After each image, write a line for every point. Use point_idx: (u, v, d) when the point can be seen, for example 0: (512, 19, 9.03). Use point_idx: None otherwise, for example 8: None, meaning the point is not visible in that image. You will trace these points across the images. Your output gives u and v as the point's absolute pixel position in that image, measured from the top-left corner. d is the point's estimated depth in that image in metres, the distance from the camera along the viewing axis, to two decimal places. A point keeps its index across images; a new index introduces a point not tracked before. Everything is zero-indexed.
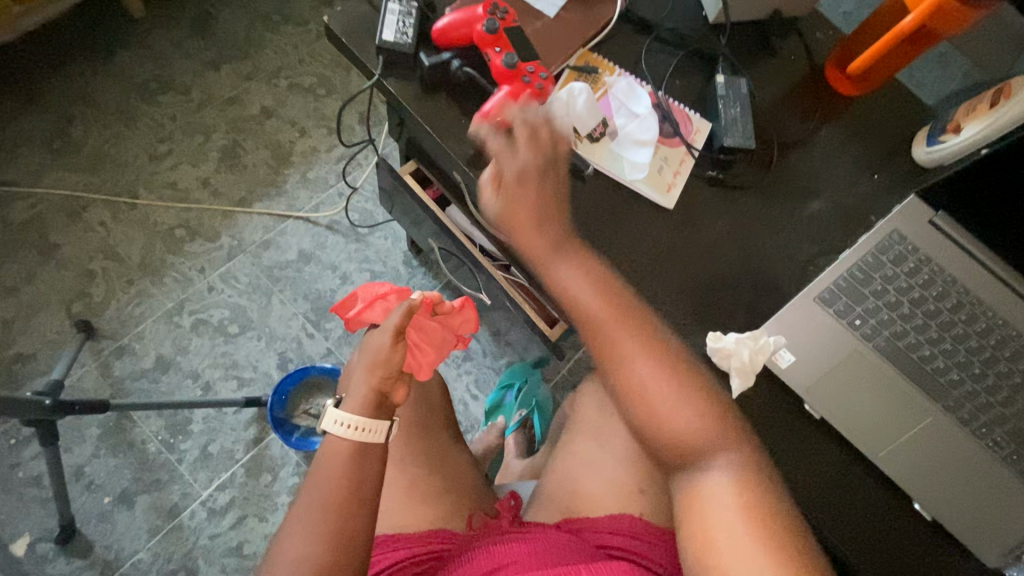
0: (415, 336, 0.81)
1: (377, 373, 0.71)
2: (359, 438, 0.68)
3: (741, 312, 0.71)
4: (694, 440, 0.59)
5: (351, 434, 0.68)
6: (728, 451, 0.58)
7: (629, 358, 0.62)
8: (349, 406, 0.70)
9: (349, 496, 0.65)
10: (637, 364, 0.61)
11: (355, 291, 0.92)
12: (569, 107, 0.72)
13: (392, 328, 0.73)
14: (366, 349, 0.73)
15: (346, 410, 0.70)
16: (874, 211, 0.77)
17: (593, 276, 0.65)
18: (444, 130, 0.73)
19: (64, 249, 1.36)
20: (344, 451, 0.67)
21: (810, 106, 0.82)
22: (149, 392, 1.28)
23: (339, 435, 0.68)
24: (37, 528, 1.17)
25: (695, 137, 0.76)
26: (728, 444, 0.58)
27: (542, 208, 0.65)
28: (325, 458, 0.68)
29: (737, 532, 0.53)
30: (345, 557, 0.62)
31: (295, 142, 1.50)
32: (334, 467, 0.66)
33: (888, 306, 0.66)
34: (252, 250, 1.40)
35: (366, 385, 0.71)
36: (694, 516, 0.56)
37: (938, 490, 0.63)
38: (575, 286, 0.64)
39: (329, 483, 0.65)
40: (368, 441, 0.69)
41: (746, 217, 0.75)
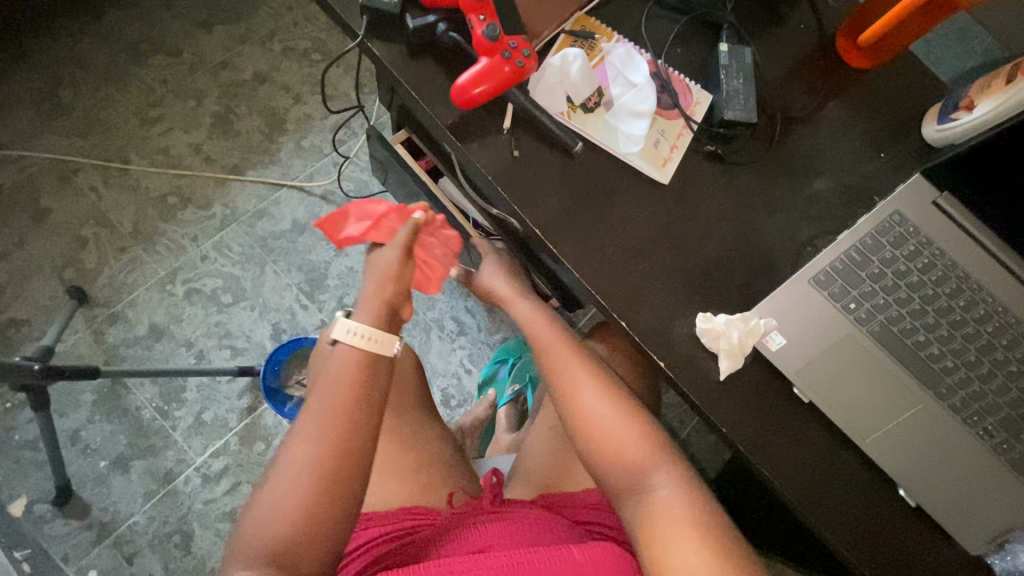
0: (419, 256, 0.79)
1: (388, 286, 0.72)
2: (368, 347, 0.66)
3: (735, 292, 0.69)
4: (629, 456, 0.68)
5: (361, 343, 0.66)
6: (659, 467, 0.67)
7: (572, 385, 0.72)
8: (360, 317, 0.69)
9: (355, 433, 0.61)
10: (581, 390, 0.72)
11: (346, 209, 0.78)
12: (562, 76, 0.69)
13: (400, 244, 0.74)
14: (374, 266, 0.73)
15: (356, 321, 0.68)
16: (878, 191, 0.74)
17: (547, 316, 0.79)
18: (433, 96, 0.70)
19: (55, 214, 1.34)
20: (354, 358, 0.65)
21: (818, 79, 0.78)
22: (143, 360, 1.28)
23: (350, 344, 0.66)
24: (35, 490, 1.20)
25: (694, 110, 0.73)
26: (659, 461, 0.67)
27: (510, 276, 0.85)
28: (335, 365, 0.65)
29: (683, 536, 0.61)
30: (340, 504, 0.60)
31: (289, 109, 1.46)
32: (344, 372, 0.64)
33: (885, 290, 0.64)
34: (246, 219, 1.38)
35: (377, 297, 0.71)
36: (640, 523, 0.64)
37: (926, 477, 0.63)
38: (532, 322, 0.79)
39: (342, 390, 0.63)
40: (377, 351, 0.67)
41: (745, 194, 0.72)
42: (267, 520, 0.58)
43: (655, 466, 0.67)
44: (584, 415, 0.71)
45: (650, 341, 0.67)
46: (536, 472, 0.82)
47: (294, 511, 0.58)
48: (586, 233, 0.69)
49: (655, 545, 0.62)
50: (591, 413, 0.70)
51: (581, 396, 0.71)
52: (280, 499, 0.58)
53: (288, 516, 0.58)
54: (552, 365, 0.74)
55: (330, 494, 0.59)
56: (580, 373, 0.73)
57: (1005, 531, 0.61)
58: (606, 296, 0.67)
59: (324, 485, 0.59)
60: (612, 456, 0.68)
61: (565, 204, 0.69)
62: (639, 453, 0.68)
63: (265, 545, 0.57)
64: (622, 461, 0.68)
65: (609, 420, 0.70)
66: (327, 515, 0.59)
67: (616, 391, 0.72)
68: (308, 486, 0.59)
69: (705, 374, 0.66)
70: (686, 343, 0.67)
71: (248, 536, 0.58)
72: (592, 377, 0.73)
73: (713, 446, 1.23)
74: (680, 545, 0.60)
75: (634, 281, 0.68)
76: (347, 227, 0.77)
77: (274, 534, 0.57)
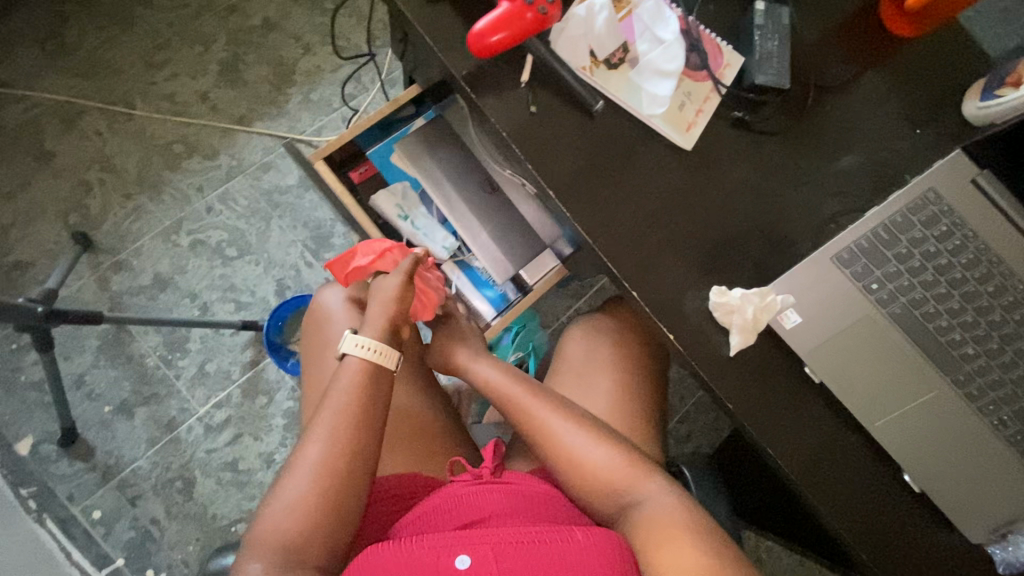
0: (418, 284, 0.86)
1: (391, 304, 0.79)
2: (374, 358, 0.74)
3: (750, 268, 0.66)
4: (614, 478, 0.71)
5: (369, 355, 0.74)
6: (644, 480, 0.70)
7: (543, 424, 0.75)
8: (368, 331, 0.76)
9: (363, 434, 0.70)
10: (554, 426, 0.74)
11: (355, 248, 0.89)
12: (587, 28, 0.65)
13: (403, 271, 0.81)
14: (377, 292, 0.80)
15: (365, 334, 0.76)
16: (910, 168, 0.70)
17: (505, 368, 0.83)
18: (447, 45, 0.66)
19: (59, 157, 1.32)
20: (362, 369, 0.73)
21: (856, 47, 0.73)
22: (147, 308, 1.28)
23: (359, 356, 0.74)
24: (40, 430, 1.22)
25: (724, 72, 0.69)
26: (643, 475, 0.71)
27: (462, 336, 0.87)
28: (345, 377, 0.73)
29: (682, 539, 0.62)
30: (348, 495, 0.67)
31: (299, 60, 1.41)
32: (351, 384, 0.72)
33: (911, 272, 0.62)
34: (252, 172, 1.35)
35: (384, 313, 0.78)
36: (639, 535, 0.65)
37: (933, 464, 0.62)
38: (492, 376, 0.82)
39: (349, 401, 0.71)
40: (384, 363, 0.75)
41: (768, 164, 0.69)
42: (280, 514, 0.65)
43: (637, 478, 0.71)
44: (563, 457, 0.73)
45: (658, 312, 0.65)
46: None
47: (302, 508, 0.65)
48: (603, 199, 0.66)
49: (655, 551, 0.63)
50: (569, 454, 0.73)
51: (556, 433, 0.73)
52: (292, 495, 0.66)
53: (298, 512, 0.65)
54: (520, 409, 0.76)
55: (335, 492, 0.67)
56: (549, 413, 0.75)
57: (1010, 522, 0.60)
58: (618, 265, 0.65)
59: (330, 486, 0.66)
60: (595, 477, 0.71)
61: (581, 166, 0.66)
62: (620, 472, 0.71)
63: (283, 530, 0.64)
64: (604, 481, 0.71)
65: (588, 455, 0.72)
66: (334, 510, 0.66)
67: (584, 419, 0.75)
68: (317, 486, 0.66)
69: (714, 349, 0.64)
70: (696, 317, 0.65)
71: (264, 527, 0.65)
72: (561, 414, 0.75)
73: (712, 425, 1.23)
74: (678, 547, 0.62)
75: (646, 250, 0.66)
76: (355, 260, 0.87)
77: (286, 527, 0.64)
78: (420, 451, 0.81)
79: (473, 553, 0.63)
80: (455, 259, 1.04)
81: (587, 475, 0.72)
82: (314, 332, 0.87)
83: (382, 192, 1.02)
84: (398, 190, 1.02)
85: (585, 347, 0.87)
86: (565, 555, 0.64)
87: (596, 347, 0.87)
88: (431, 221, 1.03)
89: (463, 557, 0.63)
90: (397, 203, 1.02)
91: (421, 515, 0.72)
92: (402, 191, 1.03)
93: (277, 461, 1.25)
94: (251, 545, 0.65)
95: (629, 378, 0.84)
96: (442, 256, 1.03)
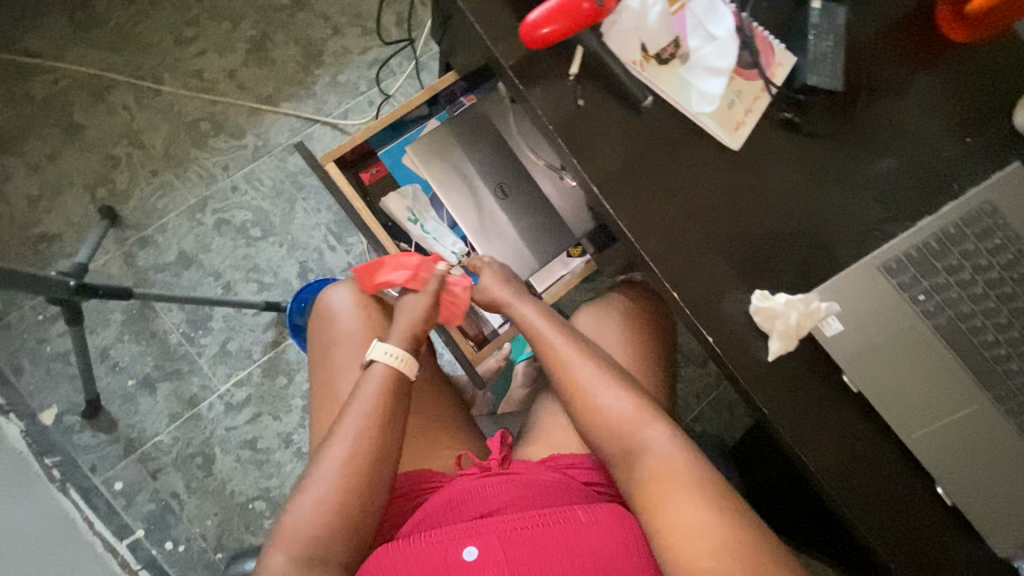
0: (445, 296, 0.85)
1: (418, 320, 0.80)
2: (400, 367, 0.76)
3: (792, 272, 0.65)
4: (629, 428, 0.70)
5: (397, 363, 0.76)
6: (661, 436, 0.69)
7: (571, 365, 0.75)
8: (395, 340, 0.78)
9: (386, 434, 0.71)
10: (581, 369, 0.74)
11: (380, 256, 0.86)
12: (640, 21, 0.64)
13: (430, 295, 0.81)
14: (404, 307, 0.81)
15: (392, 343, 0.78)
16: (959, 177, 0.69)
17: (542, 310, 0.82)
18: (497, 34, 0.66)
19: (87, 130, 1.32)
20: (388, 377, 0.75)
21: (909, 51, 0.71)
22: (171, 285, 1.29)
23: (386, 363, 0.75)
24: (65, 401, 1.24)
25: (774, 71, 0.67)
26: (660, 430, 0.70)
27: (504, 273, 0.87)
28: (371, 381, 0.74)
29: (689, 500, 0.64)
30: (371, 492, 0.68)
31: (327, 40, 1.40)
32: (377, 388, 0.73)
33: (960, 285, 0.61)
34: (278, 153, 1.35)
35: (410, 329, 0.79)
36: (645, 496, 0.66)
37: (968, 478, 0.61)
38: (527, 315, 0.81)
39: (374, 404, 0.72)
40: (407, 371, 0.76)
41: (814, 168, 0.67)
42: (306, 510, 0.66)
43: (649, 421, 0.70)
44: (578, 386, 0.74)
45: (697, 314, 0.65)
46: (553, 430, 0.85)
47: (329, 505, 0.66)
48: (646, 197, 0.65)
49: (660, 510, 0.64)
50: (585, 384, 0.74)
51: (581, 376, 0.74)
52: (318, 493, 0.67)
53: (324, 509, 0.66)
54: (550, 349, 0.77)
55: (360, 490, 0.68)
56: (576, 356, 0.76)
57: None
58: (660, 265, 0.65)
59: (355, 485, 0.68)
60: (611, 426, 0.71)
61: (625, 162, 0.65)
62: (633, 414, 0.71)
63: (309, 527, 0.65)
64: (619, 432, 0.70)
65: (605, 389, 0.73)
66: (356, 506, 0.67)
67: (613, 370, 0.75)
68: (342, 483, 0.68)
69: (752, 354, 0.64)
70: (735, 320, 0.64)
71: (290, 524, 0.66)
72: (590, 358, 0.75)
73: (727, 424, 1.23)
74: (683, 509, 0.63)
75: (687, 252, 0.65)
76: (382, 276, 0.83)
77: (312, 523, 0.65)
78: (439, 443, 0.82)
79: (480, 544, 0.66)
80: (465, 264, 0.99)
81: (598, 411, 0.72)
82: (321, 331, 0.87)
83: (393, 194, 0.99)
84: (409, 192, 0.99)
85: (592, 320, 0.89)
86: (571, 537, 0.67)
87: (609, 320, 0.88)
88: (442, 225, 1.00)
89: (471, 549, 0.65)
90: (408, 205, 0.99)
91: (438, 507, 0.74)
92: (413, 193, 1.00)
93: (295, 441, 1.27)
94: (276, 542, 0.66)
95: (641, 356, 0.85)
96: (452, 260, 0.98)
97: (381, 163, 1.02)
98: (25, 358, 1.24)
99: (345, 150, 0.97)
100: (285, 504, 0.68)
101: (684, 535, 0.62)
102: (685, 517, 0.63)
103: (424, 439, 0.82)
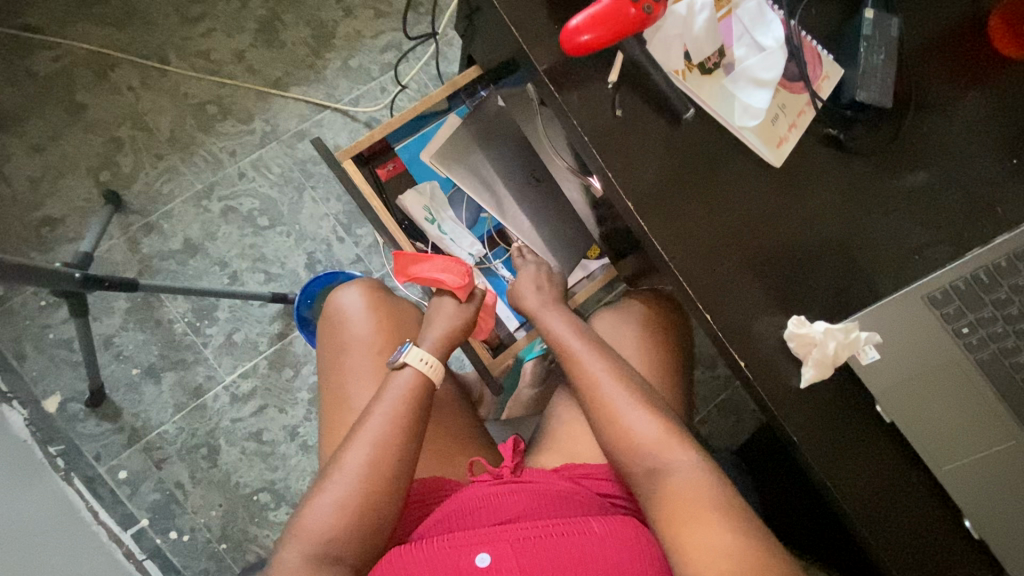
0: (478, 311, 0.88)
1: (458, 329, 0.81)
2: (431, 374, 0.75)
3: (829, 297, 0.63)
4: (650, 445, 0.67)
5: (428, 369, 0.75)
6: (682, 456, 0.66)
7: (596, 380, 0.73)
8: (428, 346, 0.77)
9: (408, 439, 0.69)
10: (604, 385, 0.72)
11: (430, 256, 0.88)
12: (686, 27, 0.62)
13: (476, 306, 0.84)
14: (444, 311, 0.82)
15: (425, 349, 0.77)
16: (1005, 202, 0.64)
17: (572, 323, 0.81)
18: (533, 37, 0.64)
19: (90, 110, 1.28)
20: (418, 382, 0.74)
21: (960, 65, 0.67)
22: (176, 274, 1.26)
23: (417, 368, 0.74)
24: (68, 389, 1.22)
25: (821, 84, 0.65)
26: (679, 450, 0.67)
27: (537, 285, 0.86)
28: (399, 385, 0.73)
29: (711, 522, 0.59)
30: (389, 499, 0.67)
31: (339, 23, 1.34)
32: (405, 392, 0.72)
33: (1007, 319, 0.59)
34: (287, 139, 1.31)
35: (446, 337, 0.80)
36: (662, 518, 0.63)
37: (1001, 518, 0.59)
38: (557, 329, 0.80)
39: (399, 409, 0.71)
40: (433, 378, 0.75)
41: (857, 187, 0.65)
42: (323, 512, 0.64)
43: (670, 438, 0.68)
44: (600, 396, 0.72)
45: (731, 337, 0.62)
46: (565, 439, 0.82)
47: (346, 509, 0.64)
48: (681, 213, 0.62)
49: (679, 532, 0.60)
50: (607, 394, 0.72)
51: (606, 391, 0.72)
52: (338, 492, 0.65)
53: (343, 510, 0.64)
54: (576, 364, 0.75)
55: (379, 494, 0.66)
56: (602, 370, 0.74)
57: None
58: (696, 285, 0.62)
59: (376, 488, 0.66)
60: (630, 443, 0.68)
61: (662, 177, 0.63)
62: (654, 429, 0.68)
63: (324, 531, 0.63)
64: (639, 450, 0.68)
65: (628, 401, 0.71)
66: (372, 512, 0.65)
67: (637, 387, 0.73)
68: (362, 487, 0.66)
69: (785, 380, 0.62)
70: (770, 344, 0.62)
71: (304, 527, 0.64)
72: (616, 375, 0.73)
73: (735, 429, 1.22)
74: (703, 532, 0.59)
75: (723, 272, 0.62)
76: (429, 273, 0.84)
77: (330, 523, 0.64)
78: (453, 453, 0.81)
79: (493, 551, 0.63)
80: (480, 267, 0.99)
81: (619, 422, 0.70)
82: (332, 334, 0.84)
83: (411, 191, 0.96)
84: (427, 190, 0.97)
85: (609, 327, 0.86)
86: (586, 547, 0.64)
87: (633, 331, 0.85)
88: (459, 225, 0.99)
89: (483, 556, 0.63)
90: (425, 204, 0.97)
91: (450, 513, 0.71)
92: (430, 191, 0.98)
93: (301, 434, 1.25)
94: (288, 544, 0.64)
95: (660, 371, 0.82)
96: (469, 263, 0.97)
97: (398, 158, 0.99)
98: (28, 344, 1.22)
99: (362, 147, 0.93)
100: (300, 505, 0.66)
101: (706, 552, 0.57)
102: (705, 531, 0.59)
103: (437, 446, 0.80)
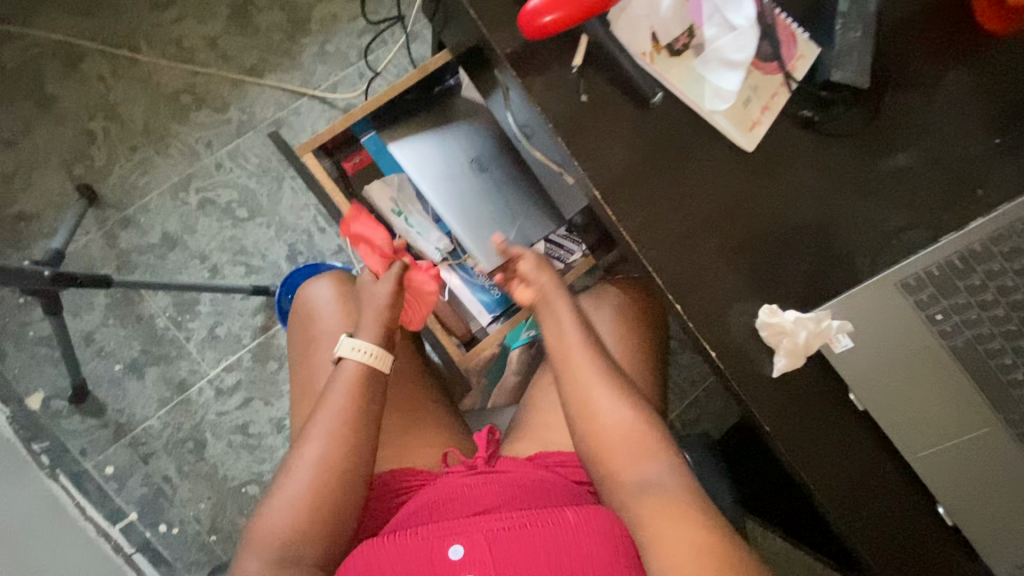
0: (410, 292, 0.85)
1: (386, 308, 0.78)
2: (369, 362, 0.73)
3: (804, 283, 0.61)
4: (630, 438, 0.68)
5: (365, 358, 0.73)
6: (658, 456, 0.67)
7: (580, 373, 0.72)
8: (365, 335, 0.75)
9: (364, 436, 0.69)
10: (588, 381, 0.71)
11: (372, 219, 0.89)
12: (652, 8, 0.60)
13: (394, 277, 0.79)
14: (371, 296, 0.79)
15: (361, 338, 0.75)
16: (987, 183, 0.62)
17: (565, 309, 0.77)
18: (495, 20, 0.62)
19: (60, 101, 1.25)
20: (362, 372, 0.73)
21: (941, 40, 0.64)
22: (155, 268, 1.24)
23: (356, 360, 0.73)
24: (50, 386, 1.21)
25: (796, 64, 0.63)
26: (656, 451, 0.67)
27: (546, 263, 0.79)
28: (346, 381, 0.72)
29: (681, 523, 0.60)
30: (348, 499, 0.66)
31: (314, 6, 1.31)
32: (350, 386, 0.71)
33: (981, 306, 0.58)
34: (264, 128, 1.28)
35: (378, 320, 0.77)
36: (637, 517, 0.63)
37: (973, 500, 0.58)
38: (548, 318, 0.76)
39: (354, 404, 0.70)
40: (379, 367, 0.74)
41: (834, 170, 0.63)
42: (281, 513, 0.64)
43: (645, 439, 0.68)
44: (578, 384, 0.71)
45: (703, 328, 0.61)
46: (544, 427, 0.82)
47: (304, 510, 0.64)
48: (646, 198, 0.61)
49: (654, 532, 0.61)
50: (591, 388, 0.71)
51: (591, 384, 0.71)
52: (296, 493, 0.65)
53: (301, 511, 0.64)
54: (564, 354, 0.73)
55: (339, 491, 0.66)
56: (584, 364, 0.72)
57: None
58: (664, 276, 0.60)
59: (336, 487, 0.66)
60: (608, 437, 0.68)
61: (631, 166, 0.61)
62: (631, 428, 0.68)
63: (285, 534, 0.63)
64: (616, 444, 0.68)
65: (603, 390, 0.70)
66: (330, 512, 0.65)
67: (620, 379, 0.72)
68: (320, 487, 0.65)
69: (759, 370, 0.60)
70: (743, 333, 0.60)
71: (264, 529, 0.64)
72: (600, 368, 0.72)
73: (722, 413, 1.21)
74: (676, 531, 0.59)
75: (697, 266, 0.61)
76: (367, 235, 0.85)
77: (287, 526, 0.63)
78: (431, 446, 0.80)
79: (466, 542, 0.62)
80: (448, 261, 0.99)
81: (599, 416, 0.69)
82: (300, 330, 0.84)
83: (377, 183, 0.97)
84: (395, 182, 0.98)
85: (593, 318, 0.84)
86: (561, 538, 0.63)
87: (619, 325, 0.84)
88: (427, 219, 0.99)
89: (457, 547, 0.62)
90: (391, 196, 0.97)
91: (424, 504, 0.71)
92: (398, 183, 0.98)
93: (287, 425, 1.25)
94: (250, 546, 0.64)
95: (639, 364, 0.82)
96: (436, 257, 0.98)
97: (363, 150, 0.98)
98: (8, 342, 1.21)
99: (323, 140, 0.91)
100: (260, 510, 0.66)
101: (677, 545, 0.58)
102: (674, 530, 0.60)
103: (413, 434, 0.80)
